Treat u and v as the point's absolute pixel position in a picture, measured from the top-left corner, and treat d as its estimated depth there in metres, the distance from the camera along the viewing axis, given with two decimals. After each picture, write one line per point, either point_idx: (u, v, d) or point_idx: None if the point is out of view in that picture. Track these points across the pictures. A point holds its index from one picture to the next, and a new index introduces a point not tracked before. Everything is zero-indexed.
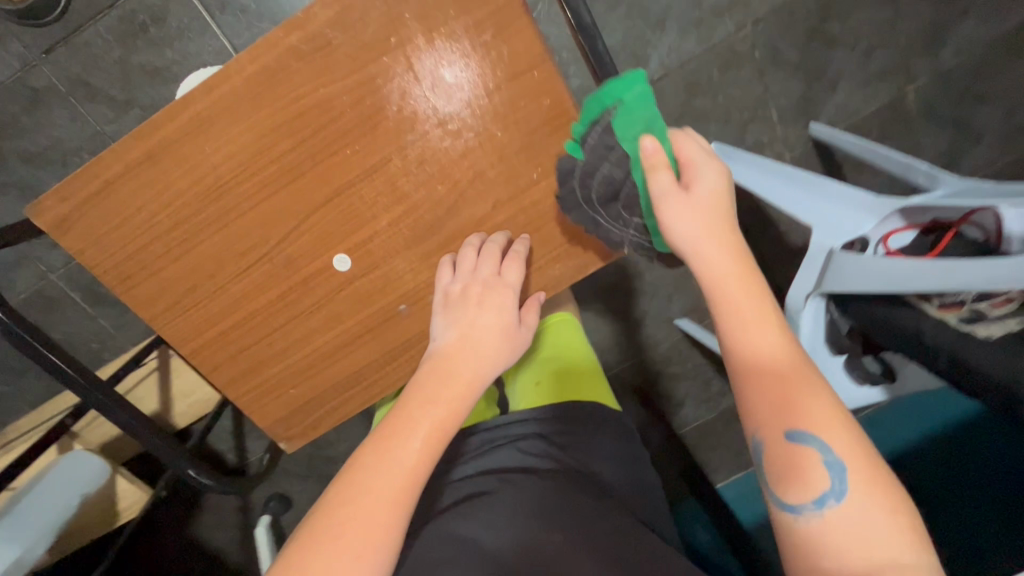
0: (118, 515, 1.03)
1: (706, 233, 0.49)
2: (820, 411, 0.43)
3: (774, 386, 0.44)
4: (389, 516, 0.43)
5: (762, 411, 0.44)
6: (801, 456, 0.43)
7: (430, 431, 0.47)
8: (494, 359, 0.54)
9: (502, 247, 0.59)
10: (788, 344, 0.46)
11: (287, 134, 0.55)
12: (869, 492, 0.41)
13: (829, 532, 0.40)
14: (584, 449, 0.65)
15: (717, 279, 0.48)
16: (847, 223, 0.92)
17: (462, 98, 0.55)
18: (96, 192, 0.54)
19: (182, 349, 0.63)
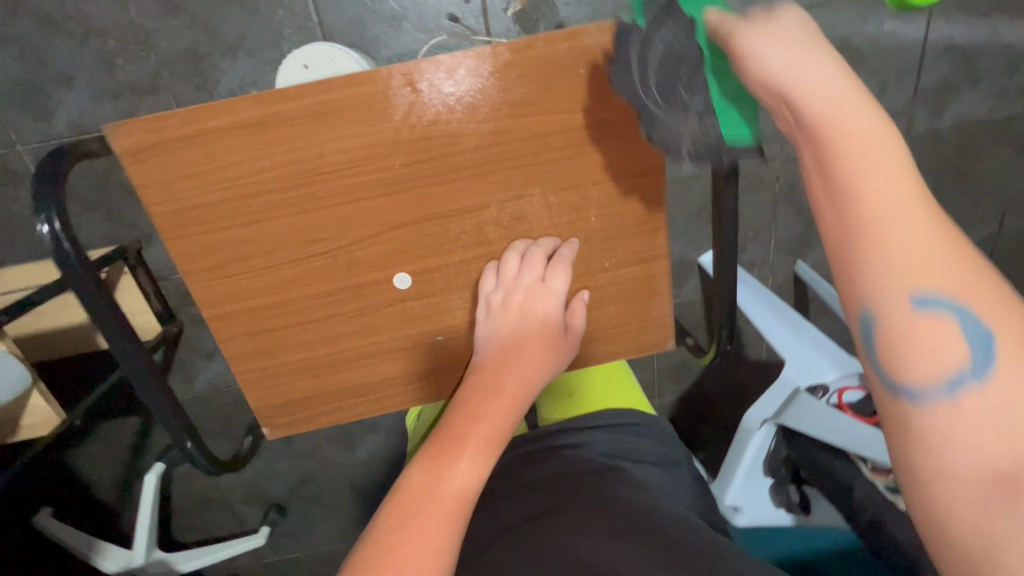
0: (20, 430, 0.93)
1: (806, 59, 0.37)
2: (950, 271, 0.34)
3: (903, 240, 0.34)
4: (443, 539, 0.46)
5: (887, 288, 0.34)
6: (927, 327, 0.34)
7: (476, 453, 0.51)
8: (535, 368, 0.59)
9: (549, 251, 0.61)
10: (915, 176, 0.35)
11: (403, 150, 0.55)
12: (1010, 358, 0.33)
13: (960, 420, 0.33)
14: (614, 455, 0.70)
15: (825, 113, 0.35)
16: (816, 367, 1.01)
17: (573, 179, 0.59)
18: (190, 137, 0.51)
19: (204, 311, 0.59)
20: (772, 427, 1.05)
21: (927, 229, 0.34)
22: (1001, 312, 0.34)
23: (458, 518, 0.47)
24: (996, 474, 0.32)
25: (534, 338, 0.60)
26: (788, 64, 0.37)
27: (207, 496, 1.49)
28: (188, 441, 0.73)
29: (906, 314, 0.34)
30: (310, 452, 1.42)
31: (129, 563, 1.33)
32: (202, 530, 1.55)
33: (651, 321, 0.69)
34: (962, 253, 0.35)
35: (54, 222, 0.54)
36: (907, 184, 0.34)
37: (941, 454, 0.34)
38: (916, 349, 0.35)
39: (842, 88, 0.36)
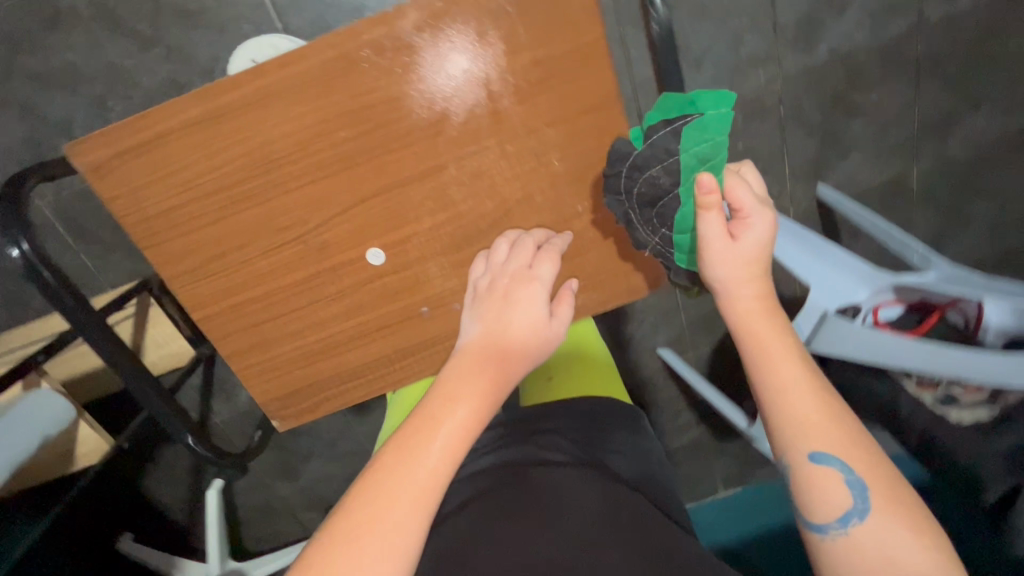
0: (75, 461, 0.99)
1: (739, 270, 0.49)
2: (840, 434, 0.44)
3: (796, 406, 0.45)
4: (415, 522, 0.43)
5: (788, 436, 0.45)
6: (822, 475, 0.44)
7: (451, 440, 0.46)
8: (522, 355, 0.52)
9: (541, 243, 0.60)
10: (808, 364, 0.46)
11: (348, 123, 0.55)
12: (891, 508, 0.42)
13: (856, 549, 0.42)
14: (597, 443, 0.68)
15: (738, 304, 0.49)
16: (846, 288, 0.97)
17: (529, 122, 0.57)
18: (142, 146, 0.53)
19: (194, 313, 0.61)
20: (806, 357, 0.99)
21: (816, 403, 0.45)
22: (884, 476, 0.43)
23: (431, 500, 0.44)
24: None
25: (514, 326, 0.53)
26: (724, 263, 0.49)
27: (269, 506, 1.56)
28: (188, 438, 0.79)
29: (802, 463, 0.44)
30: (356, 452, 1.47)
31: None
32: (270, 539, 1.62)
33: (637, 262, 0.66)
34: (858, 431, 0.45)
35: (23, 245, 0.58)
36: (798, 367, 0.46)
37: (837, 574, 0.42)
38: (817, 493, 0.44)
39: (753, 289, 0.49)
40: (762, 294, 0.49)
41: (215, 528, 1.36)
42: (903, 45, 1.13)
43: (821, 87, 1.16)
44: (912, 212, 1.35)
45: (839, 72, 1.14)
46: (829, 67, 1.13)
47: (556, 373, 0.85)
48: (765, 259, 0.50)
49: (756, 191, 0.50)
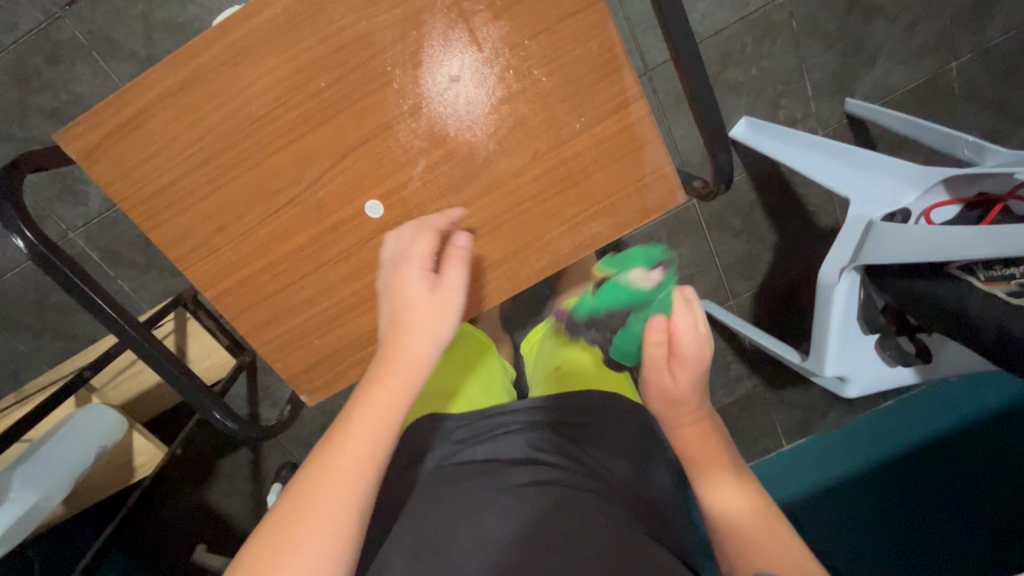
0: (135, 472, 1.02)
1: (673, 386, 0.56)
2: (761, 520, 0.55)
3: (730, 491, 0.57)
4: (341, 505, 0.46)
5: (722, 510, 0.57)
6: (750, 541, 0.55)
7: (376, 422, 0.49)
8: (420, 328, 0.51)
9: (420, 224, 0.58)
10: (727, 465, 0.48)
11: (325, 68, 0.53)
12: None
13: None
14: (579, 441, 0.71)
15: (672, 402, 0.58)
16: (887, 194, 0.92)
17: (509, 40, 0.54)
18: (128, 123, 0.53)
19: (206, 292, 0.61)
20: (855, 274, 0.92)
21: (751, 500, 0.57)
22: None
23: (364, 489, 0.47)
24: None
25: (409, 305, 0.51)
26: (667, 388, 0.57)
27: None
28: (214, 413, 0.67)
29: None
30: None
31: None
32: None
33: (649, 178, 0.61)
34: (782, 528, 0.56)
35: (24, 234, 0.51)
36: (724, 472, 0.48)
37: None
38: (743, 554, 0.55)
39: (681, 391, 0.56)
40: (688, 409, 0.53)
41: None
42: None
43: None
44: (957, 116, 1.25)
45: None
46: None
47: (563, 364, 0.83)
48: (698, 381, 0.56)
49: (695, 325, 0.54)
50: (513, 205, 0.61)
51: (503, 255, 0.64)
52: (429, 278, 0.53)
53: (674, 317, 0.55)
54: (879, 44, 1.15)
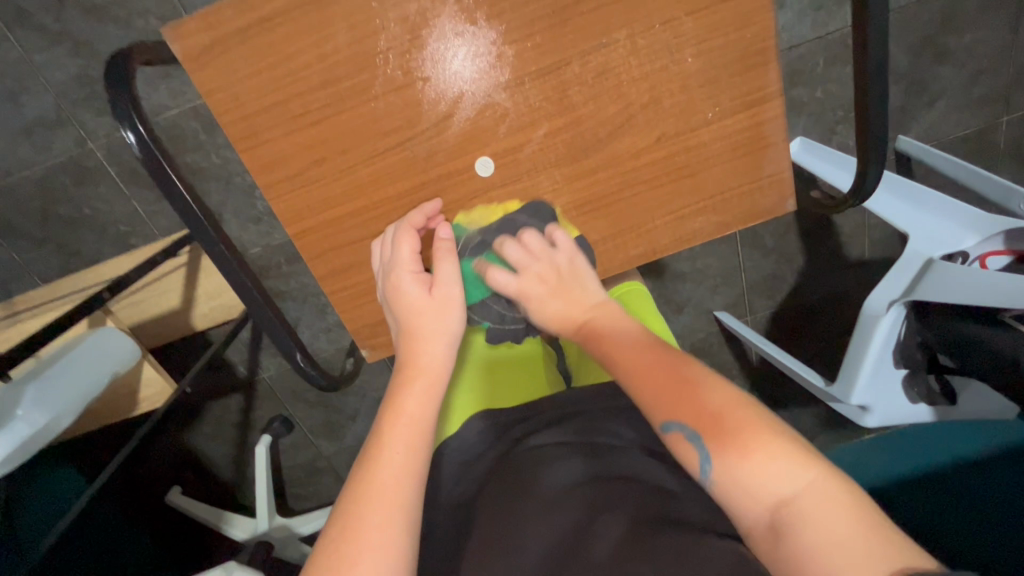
0: (138, 403, 0.96)
1: (549, 301, 0.55)
2: (714, 402, 0.44)
3: (696, 395, 0.44)
4: (385, 518, 0.44)
5: (654, 409, 0.46)
6: (676, 442, 0.44)
7: (408, 424, 0.49)
8: (434, 328, 0.53)
9: (398, 226, 0.56)
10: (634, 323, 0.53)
11: (472, 9, 0.50)
12: (757, 448, 0.41)
13: (732, 491, 0.41)
14: (601, 421, 0.65)
15: (560, 326, 0.55)
16: (947, 235, 0.92)
17: (664, 13, 0.51)
18: (248, 30, 0.48)
19: (288, 227, 0.57)
20: (902, 308, 0.93)
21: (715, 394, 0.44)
22: (731, 407, 0.43)
23: (404, 490, 0.46)
24: (769, 531, 0.39)
25: (411, 312, 0.53)
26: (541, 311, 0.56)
27: (313, 464, 1.51)
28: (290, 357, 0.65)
29: (657, 433, 0.45)
30: None
31: (256, 529, 1.36)
32: (314, 497, 1.58)
33: (763, 180, 0.60)
34: (760, 420, 0.42)
35: (137, 127, 0.46)
36: (627, 331, 0.52)
37: (737, 518, 0.42)
38: (687, 459, 0.44)
39: (564, 328, 0.55)
40: (571, 330, 0.54)
41: (263, 480, 1.33)
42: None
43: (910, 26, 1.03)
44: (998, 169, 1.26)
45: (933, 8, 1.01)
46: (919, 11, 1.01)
47: None
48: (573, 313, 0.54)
49: (520, 282, 0.54)
50: (624, 187, 0.59)
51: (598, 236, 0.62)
52: (422, 279, 0.54)
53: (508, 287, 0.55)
54: (944, 86, 1.11)
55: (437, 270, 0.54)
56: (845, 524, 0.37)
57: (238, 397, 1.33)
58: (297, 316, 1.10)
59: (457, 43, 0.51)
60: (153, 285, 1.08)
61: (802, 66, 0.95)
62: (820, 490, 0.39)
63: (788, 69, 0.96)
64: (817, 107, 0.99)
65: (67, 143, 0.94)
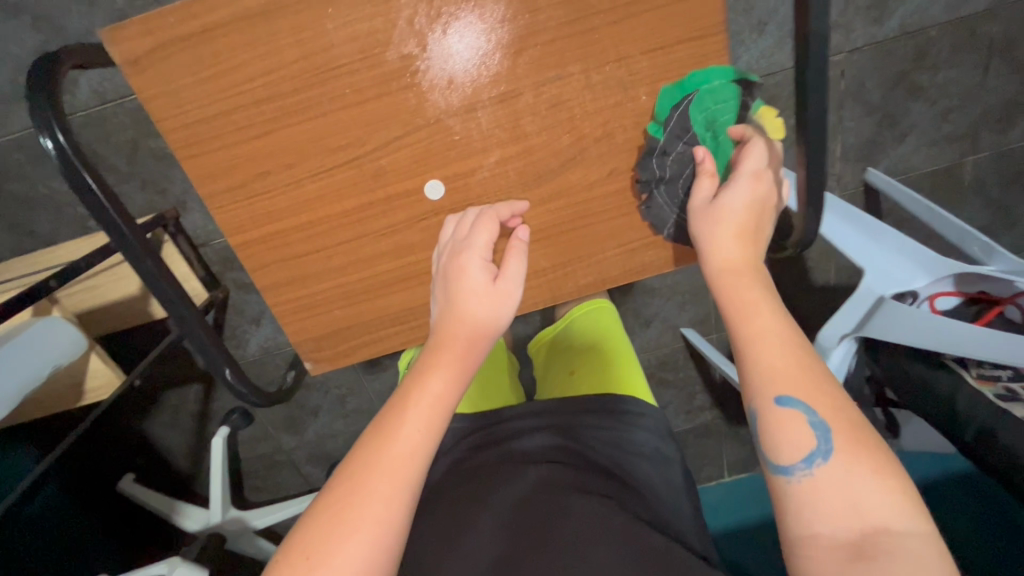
0: (84, 395, 0.94)
1: (736, 231, 0.48)
2: (822, 389, 0.40)
3: (799, 372, 0.41)
4: (393, 492, 0.43)
5: (763, 374, 0.42)
6: (787, 417, 0.40)
7: (435, 402, 0.47)
8: (486, 315, 0.51)
9: (484, 210, 0.56)
10: (774, 299, 0.45)
11: (426, 33, 0.49)
12: (854, 453, 0.38)
13: (818, 494, 0.38)
14: (576, 433, 0.68)
15: (720, 261, 0.48)
16: (903, 275, 0.93)
17: (620, 50, 0.51)
18: (190, 37, 0.47)
19: (231, 238, 0.56)
20: (853, 342, 0.92)
21: (823, 387, 0.41)
22: (853, 420, 0.40)
23: (412, 472, 0.44)
24: (845, 548, 0.35)
25: (470, 297, 0.51)
26: (714, 224, 0.49)
27: (272, 457, 1.48)
28: (226, 371, 0.63)
29: (767, 406, 0.41)
30: (364, 410, 1.38)
31: (209, 521, 1.34)
32: (272, 490, 1.55)
33: None
34: (861, 429, 0.39)
35: (57, 136, 0.45)
36: (768, 296, 0.45)
37: (809, 519, 0.37)
38: (783, 434, 0.40)
39: (742, 257, 0.47)
40: (750, 258, 0.48)
41: (219, 472, 1.31)
42: (977, 26, 0.97)
43: (887, 61, 1.00)
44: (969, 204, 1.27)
45: (909, 44, 0.98)
46: (896, 45, 0.98)
47: (578, 366, 0.85)
48: (760, 240, 0.49)
49: (764, 171, 0.50)
50: (575, 218, 0.60)
51: (548, 262, 0.62)
52: (490, 269, 0.53)
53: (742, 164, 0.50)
54: (914, 122, 1.07)
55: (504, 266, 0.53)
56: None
57: (196, 387, 1.28)
58: (260, 308, 1.05)
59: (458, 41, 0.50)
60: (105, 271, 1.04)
61: (776, 92, 0.89)
62: (922, 539, 0.35)
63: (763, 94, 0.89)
64: None
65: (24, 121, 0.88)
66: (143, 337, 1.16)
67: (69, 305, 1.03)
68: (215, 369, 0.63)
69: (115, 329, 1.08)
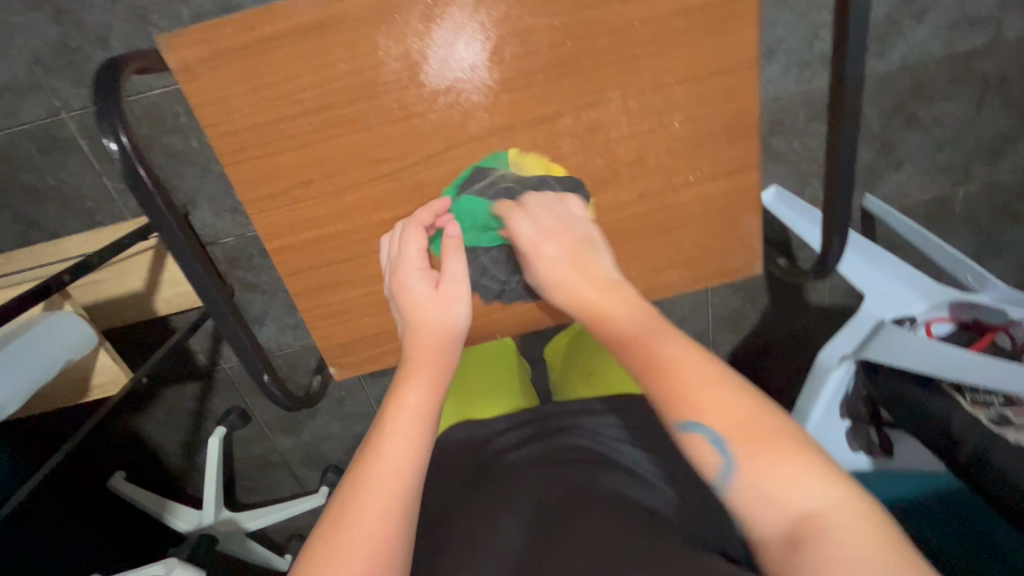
0: (90, 391, 0.93)
1: (581, 280, 0.52)
2: (705, 394, 0.41)
3: (679, 373, 0.43)
4: (389, 506, 0.41)
5: (658, 401, 0.43)
6: (691, 444, 0.40)
7: (415, 422, 0.46)
8: (439, 318, 0.53)
9: (410, 223, 0.56)
10: (642, 320, 0.48)
11: (475, 54, 0.50)
12: (759, 449, 0.38)
13: (749, 499, 0.38)
14: (591, 433, 0.72)
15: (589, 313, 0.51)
16: (900, 299, 0.97)
17: (658, 79, 0.53)
18: (246, 48, 0.48)
19: (268, 243, 0.57)
20: (852, 363, 0.96)
21: (719, 387, 0.42)
22: (756, 415, 0.40)
23: (400, 481, 0.43)
24: (785, 543, 0.35)
25: (417, 305, 0.53)
26: (557, 278, 0.53)
27: (266, 459, 1.46)
28: (263, 374, 0.66)
29: (674, 432, 0.41)
30: (362, 413, 1.37)
31: (201, 522, 1.31)
32: (265, 491, 1.53)
33: (736, 243, 0.64)
34: (759, 415, 0.40)
35: (123, 137, 0.48)
36: (641, 323, 0.48)
37: (751, 527, 0.38)
38: (692, 455, 0.40)
39: (595, 296, 0.51)
40: (608, 293, 0.51)
41: (215, 473, 1.29)
42: (973, 63, 0.97)
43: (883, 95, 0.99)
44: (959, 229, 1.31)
45: (905, 80, 0.97)
46: (896, 77, 0.97)
47: (597, 369, 0.87)
48: (598, 271, 0.53)
49: (569, 219, 0.55)
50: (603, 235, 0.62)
51: None
52: (430, 276, 0.54)
53: (521, 230, 0.54)
54: (908, 152, 1.06)
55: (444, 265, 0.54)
56: (870, 549, 0.33)
57: (195, 384, 1.25)
58: (265, 309, 1.04)
59: (463, 52, 0.50)
60: (112, 266, 1.02)
61: (782, 118, 0.91)
62: (848, 511, 0.35)
63: (770, 119, 0.91)
64: (794, 159, 0.95)
65: (37, 112, 0.84)
66: (146, 335, 1.15)
67: (75, 299, 1.02)
68: (253, 372, 0.65)
69: (118, 324, 1.06)
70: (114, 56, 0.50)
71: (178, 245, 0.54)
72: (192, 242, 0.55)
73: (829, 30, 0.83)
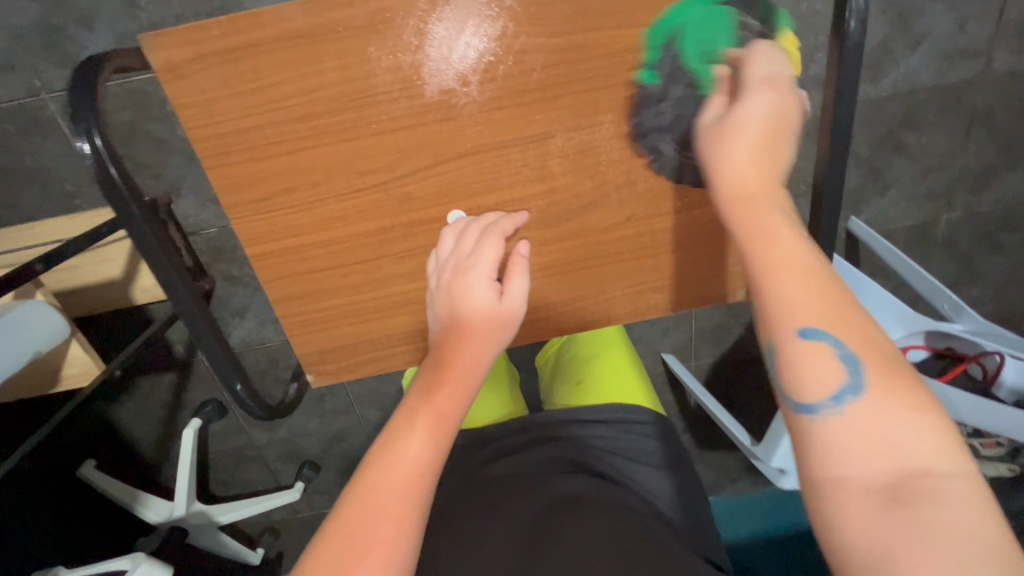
0: (60, 381, 0.91)
1: (753, 151, 0.46)
2: (842, 315, 0.40)
3: (807, 283, 0.41)
4: (403, 514, 0.42)
5: (780, 305, 0.40)
6: (811, 351, 0.39)
7: (438, 417, 0.47)
8: (489, 341, 0.52)
9: (485, 224, 0.56)
10: (794, 223, 0.44)
11: (468, 70, 0.50)
12: (885, 385, 0.37)
13: (850, 433, 0.36)
14: (572, 446, 0.73)
15: (735, 184, 0.46)
16: (879, 325, 0.97)
17: (650, 105, 0.53)
18: (232, 52, 0.47)
19: (248, 249, 0.56)
20: None
21: (856, 322, 0.40)
22: (888, 359, 0.39)
23: (419, 485, 0.44)
24: (882, 488, 0.34)
25: (482, 310, 0.53)
26: (725, 141, 0.48)
27: (241, 452, 1.44)
28: (237, 384, 0.65)
29: (791, 337, 0.39)
30: (341, 411, 1.35)
31: (172, 513, 1.29)
32: (240, 486, 1.51)
33: (721, 270, 0.65)
34: (890, 363, 0.38)
35: (96, 139, 0.47)
36: (787, 225, 0.44)
37: (839, 462, 0.36)
38: (804, 371, 0.39)
39: (755, 178, 0.46)
40: (762, 178, 0.46)
41: (187, 467, 1.27)
42: (962, 94, 0.97)
43: (875, 121, 1.00)
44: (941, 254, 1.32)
45: (898, 105, 0.98)
46: (889, 104, 0.97)
47: (584, 378, 0.88)
48: (776, 162, 0.47)
49: (776, 78, 0.48)
50: (589, 256, 0.62)
51: (557, 294, 0.65)
52: (496, 286, 0.54)
53: (749, 72, 0.49)
54: (896, 177, 1.07)
55: (507, 283, 0.55)
56: (976, 519, 0.32)
57: (171, 374, 1.22)
58: (245, 302, 1.02)
59: (456, 65, 0.49)
60: (89, 254, 1.00)
61: None
62: (962, 481, 0.34)
63: None
64: (783, 179, 0.95)
65: (14, 90, 0.81)
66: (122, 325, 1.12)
67: (50, 285, 0.99)
68: (227, 378, 0.64)
69: (93, 313, 1.04)
70: (97, 53, 0.49)
71: (153, 247, 0.53)
72: (166, 244, 0.54)
73: (823, 54, 0.84)
